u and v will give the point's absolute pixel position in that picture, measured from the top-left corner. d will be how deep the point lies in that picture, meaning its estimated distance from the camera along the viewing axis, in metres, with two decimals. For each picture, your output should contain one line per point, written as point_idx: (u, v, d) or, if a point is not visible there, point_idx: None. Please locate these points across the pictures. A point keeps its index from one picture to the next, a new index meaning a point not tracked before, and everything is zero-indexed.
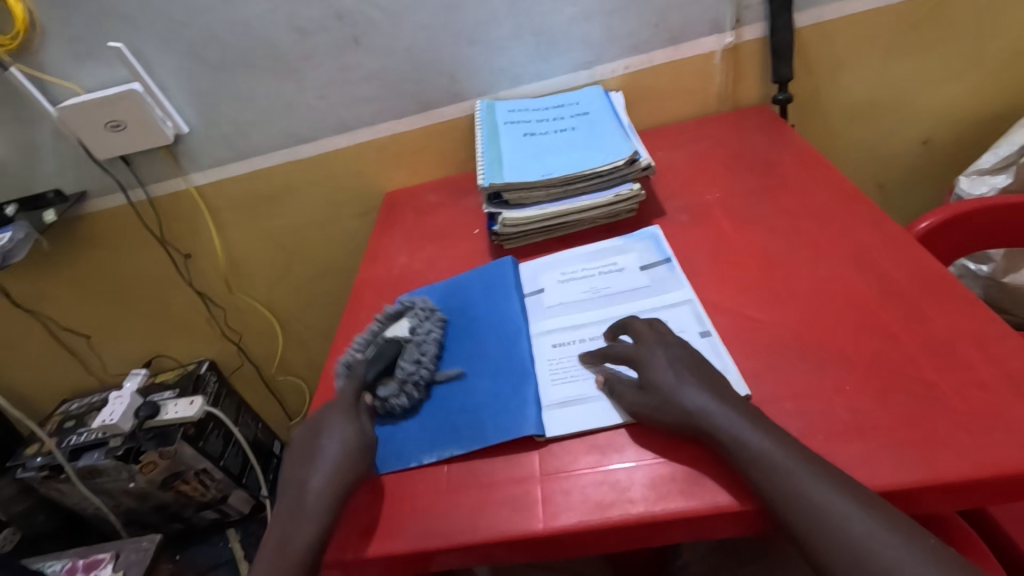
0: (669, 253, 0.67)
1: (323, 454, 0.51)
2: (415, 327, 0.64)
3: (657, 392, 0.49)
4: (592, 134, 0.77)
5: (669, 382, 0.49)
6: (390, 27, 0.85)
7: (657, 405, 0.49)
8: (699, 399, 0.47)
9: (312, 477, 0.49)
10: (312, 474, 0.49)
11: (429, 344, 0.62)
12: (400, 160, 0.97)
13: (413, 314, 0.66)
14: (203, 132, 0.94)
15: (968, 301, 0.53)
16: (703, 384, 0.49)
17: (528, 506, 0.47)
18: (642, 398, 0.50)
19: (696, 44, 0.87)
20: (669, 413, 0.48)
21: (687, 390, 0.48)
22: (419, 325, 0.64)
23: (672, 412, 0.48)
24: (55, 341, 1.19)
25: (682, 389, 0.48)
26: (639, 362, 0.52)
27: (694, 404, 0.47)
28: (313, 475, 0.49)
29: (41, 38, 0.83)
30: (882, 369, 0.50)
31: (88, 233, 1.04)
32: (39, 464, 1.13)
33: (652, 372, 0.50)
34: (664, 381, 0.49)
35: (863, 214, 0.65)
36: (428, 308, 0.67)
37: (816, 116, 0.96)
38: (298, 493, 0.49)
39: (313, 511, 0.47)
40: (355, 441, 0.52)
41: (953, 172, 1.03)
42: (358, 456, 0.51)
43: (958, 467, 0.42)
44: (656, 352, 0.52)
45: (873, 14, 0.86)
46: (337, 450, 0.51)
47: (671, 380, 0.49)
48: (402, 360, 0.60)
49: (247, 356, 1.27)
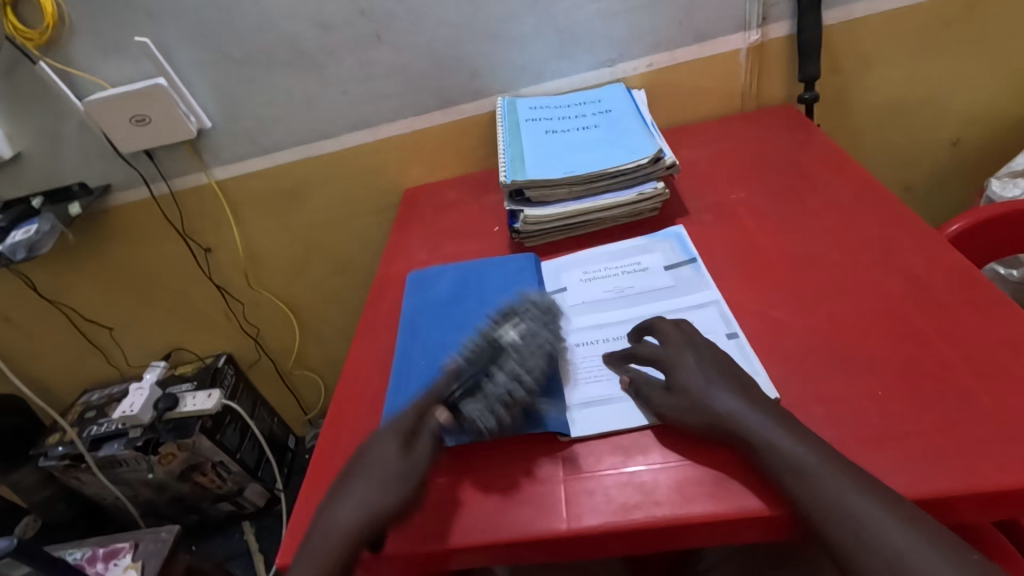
0: (694, 253, 0.66)
1: (370, 477, 0.47)
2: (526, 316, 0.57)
3: (683, 393, 0.49)
4: (615, 131, 0.77)
5: (700, 383, 0.49)
6: (412, 23, 0.85)
7: (684, 407, 0.48)
8: (729, 401, 0.47)
9: (362, 480, 0.47)
10: (365, 482, 0.47)
11: (532, 355, 0.53)
12: (420, 157, 0.97)
13: (529, 315, 0.57)
14: (226, 126, 0.94)
15: (1004, 305, 0.52)
16: (730, 386, 0.48)
17: (551, 506, 0.47)
18: (669, 400, 0.49)
19: (721, 41, 0.86)
20: (695, 415, 0.47)
21: (716, 391, 0.48)
22: (529, 329, 0.55)
23: (698, 414, 0.47)
24: (78, 332, 1.20)
25: (712, 392, 0.48)
26: (667, 363, 0.51)
27: (724, 406, 0.46)
28: (360, 488, 0.47)
29: (69, 32, 0.84)
30: (915, 374, 0.49)
31: (111, 226, 1.05)
32: (60, 453, 1.14)
33: (681, 373, 0.50)
34: (693, 381, 0.49)
35: (894, 215, 0.64)
36: (544, 306, 0.58)
37: (842, 115, 0.94)
38: (330, 519, 0.46)
39: (339, 542, 0.45)
40: (413, 464, 0.48)
41: (983, 173, 1.01)
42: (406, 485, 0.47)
43: (996, 476, 0.41)
44: (687, 354, 0.51)
45: (904, 12, 0.84)
46: (387, 466, 0.47)
47: (701, 384, 0.48)
48: (497, 364, 0.52)
49: (264, 350, 1.28)
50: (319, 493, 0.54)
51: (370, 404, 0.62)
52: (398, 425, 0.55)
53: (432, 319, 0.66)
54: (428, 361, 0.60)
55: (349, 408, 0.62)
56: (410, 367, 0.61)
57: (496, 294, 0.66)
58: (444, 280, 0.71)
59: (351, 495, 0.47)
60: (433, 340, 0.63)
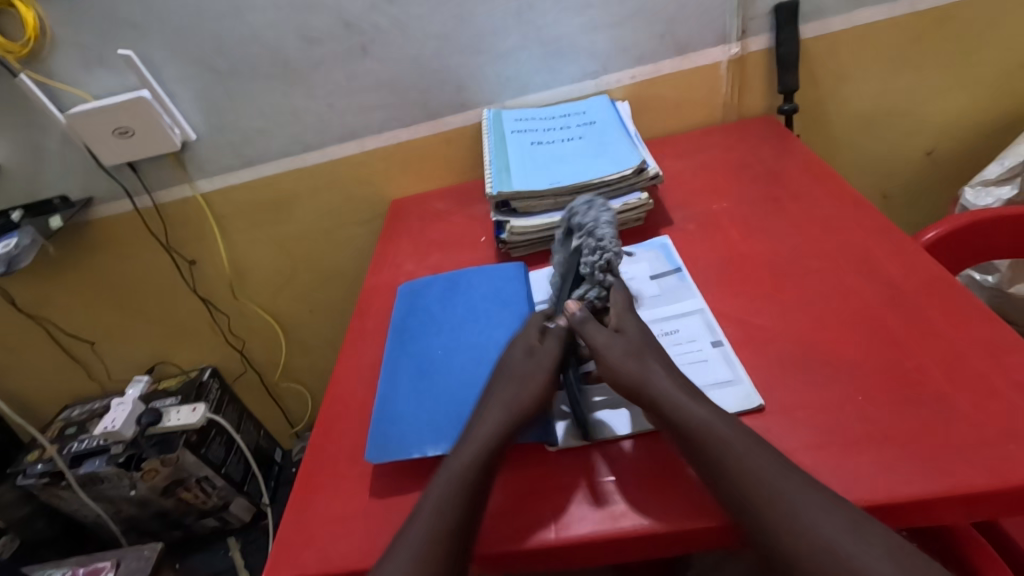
0: (678, 263, 0.67)
1: (506, 394, 0.52)
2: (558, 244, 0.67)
3: (609, 350, 0.53)
4: (600, 142, 0.78)
5: (637, 355, 0.52)
6: (398, 36, 0.86)
7: (609, 361, 0.52)
8: (664, 381, 0.50)
9: (496, 397, 0.53)
10: (497, 399, 0.52)
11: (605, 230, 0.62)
12: (407, 168, 0.97)
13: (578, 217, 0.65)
14: (211, 138, 0.94)
15: (979, 311, 0.53)
16: (673, 376, 0.51)
17: (539, 516, 0.47)
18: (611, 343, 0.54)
19: (702, 54, 0.88)
20: (621, 377, 0.51)
21: (652, 370, 0.51)
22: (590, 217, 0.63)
23: (623, 373, 0.51)
24: (58, 347, 1.18)
25: (645, 365, 0.51)
26: (611, 334, 0.55)
27: (661, 387, 0.49)
28: (501, 407, 0.51)
29: (51, 45, 0.84)
30: (894, 379, 0.50)
31: (94, 238, 1.04)
32: (40, 470, 1.12)
33: (618, 341, 0.54)
34: (625, 349, 0.53)
35: (872, 223, 0.65)
36: (586, 203, 0.65)
37: (820, 125, 0.96)
38: (467, 436, 0.50)
39: (485, 454, 0.48)
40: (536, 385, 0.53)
41: (958, 181, 1.04)
42: (538, 402, 0.52)
43: (974, 478, 0.42)
44: (629, 331, 0.55)
45: (878, 26, 0.86)
46: (523, 379, 0.53)
47: (628, 353, 0.52)
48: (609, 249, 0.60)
49: (250, 363, 1.26)
50: (307, 507, 0.54)
51: (358, 417, 0.62)
52: (382, 429, 0.56)
53: (421, 325, 0.67)
54: (416, 366, 0.62)
55: (337, 420, 0.62)
56: (398, 374, 0.62)
57: (486, 306, 0.67)
58: (433, 289, 0.72)
59: (490, 411, 0.51)
60: (422, 347, 0.64)
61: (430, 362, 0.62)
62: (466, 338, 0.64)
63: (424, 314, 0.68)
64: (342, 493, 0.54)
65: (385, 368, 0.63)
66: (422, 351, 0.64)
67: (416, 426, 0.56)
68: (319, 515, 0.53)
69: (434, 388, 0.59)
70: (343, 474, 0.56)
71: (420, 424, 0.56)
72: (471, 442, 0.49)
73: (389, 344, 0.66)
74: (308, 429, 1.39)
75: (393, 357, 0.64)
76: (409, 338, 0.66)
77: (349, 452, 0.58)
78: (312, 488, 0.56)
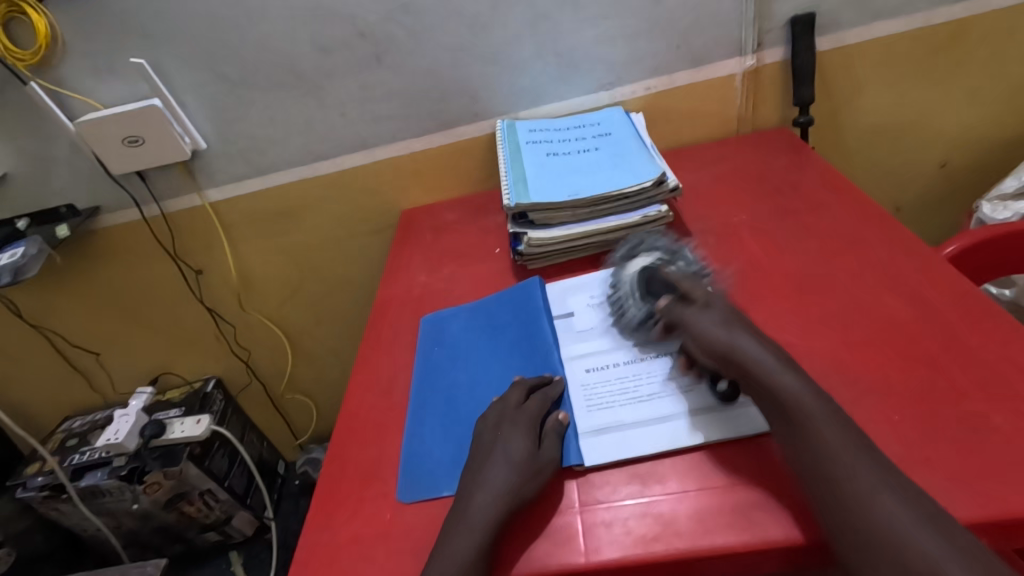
0: (700, 276, 0.67)
1: (504, 453, 0.50)
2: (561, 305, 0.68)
3: (701, 317, 0.54)
4: (617, 154, 0.77)
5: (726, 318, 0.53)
6: (412, 46, 0.85)
7: (696, 326, 0.53)
8: (770, 358, 0.49)
9: (490, 476, 0.49)
10: (489, 479, 0.49)
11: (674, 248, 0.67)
12: (419, 178, 0.96)
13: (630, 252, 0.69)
14: (221, 147, 0.93)
15: (1013, 328, 0.52)
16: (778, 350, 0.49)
17: (568, 540, 0.46)
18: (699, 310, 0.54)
19: (717, 66, 0.87)
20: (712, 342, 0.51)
21: (739, 340, 0.51)
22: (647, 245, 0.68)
23: (709, 332, 0.52)
24: (61, 357, 1.17)
25: (740, 333, 0.51)
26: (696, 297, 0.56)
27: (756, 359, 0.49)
28: (501, 467, 0.49)
29: (62, 53, 0.83)
30: (930, 398, 0.49)
31: (100, 248, 1.03)
32: (40, 483, 1.10)
33: (702, 305, 0.55)
34: (717, 314, 0.53)
35: (896, 237, 0.65)
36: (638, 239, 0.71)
37: (835, 137, 0.96)
38: (469, 496, 0.48)
39: (488, 519, 0.46)
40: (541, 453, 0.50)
41: (972, 194, 1.03)
42: (543, 463, 0.50)
43: (1016, 502, 0.41)
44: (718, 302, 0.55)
45: (893, 39, 0.86)
46: (522, 459, 0.50)
47: (720, 321, 0.52)
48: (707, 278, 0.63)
49: (255, 374, 1.25)
50: (324, 528, 0.53)
51: (375, 434, 0.60)
52: (410, 466, 0.55)
53: (444, 359, 0.66)
54: (444, 399, 0.61)
55: (353, 437, 0.61)
56: (422, 407, 0.61)
57: (507, 330, 0.66)
58: (457, 320, 0.70)
59: (490, 470, 0.50)
60: (446, 379, 0.63)
61: (456, 393, 0.61)
62: (492, 370, 0.63)
63: (445, 343, 0.68)
64: (362, 514, 0.53)
65: (411, 403, 0.62)
66: (446, 382, 0.63)
67: (446, 459, 0.55)
68: (338, 536, 0.52)
69: (461, 420, 0.58)
70: (362, 493, 0.55)
71: (447, 460, 0.55)
72: (467, 527, 0.46)
73: (411, 377, 0.65)
74: (313, 441, 1.37)
75: (417, 386, 0.63)
76: (433, 369, 0.65)
77: (366, 469, 0.57)
78: (329, 507, 0.54)
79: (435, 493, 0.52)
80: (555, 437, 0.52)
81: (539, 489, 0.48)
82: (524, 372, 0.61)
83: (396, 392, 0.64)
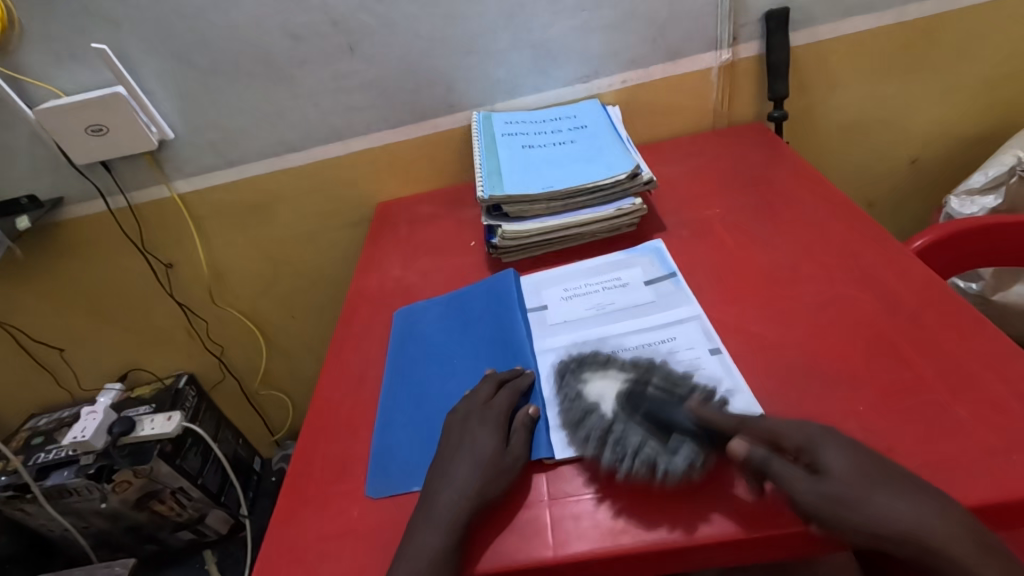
0: (673, 268, 0.67)
1: (473, 448, 0.50)
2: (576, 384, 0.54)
3: (844, 489, 0.40)
4: (592, 147, 0.77)
5: None
6: (386, 36, 0.84)
7: (849, 505, 0.40)
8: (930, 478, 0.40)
9: (458, 472, 0.48)
10: (457, 476, 0.48)
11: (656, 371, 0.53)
12: (394, 170, 0.95)
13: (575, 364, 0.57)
14: (189, 137, 0.91)
15: (975, 320, 0.53)
16: None
17: (537, 533, 0.46)
18: (816, 487, 0.41)
19: (693, 60, 0.87)
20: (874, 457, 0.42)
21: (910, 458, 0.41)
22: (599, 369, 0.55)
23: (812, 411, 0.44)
24: (25, 353, 1.13)
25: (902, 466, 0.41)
26: (808, 460, 0.43)
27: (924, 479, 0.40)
28: (470, 462, 0.49)
29: (19, 37, 0.80)
30: (894, 389, 0.49)
31: (64, 240, 1.00)
32: (3, 484, 1.06)
33: (837, 472, 0.41)
34: (845, 485, 0.40)
35: (866, 231, 0.65)
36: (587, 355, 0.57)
37: (809, 132, 0.97)
38: (437, 489, 0.48)
39: (455, 514, 0.46)
40: (510, 447, 0.50)
41: (940, 190, 1.05)
42: (513, 458, 0.49)
43: (975, 490, 0.41)
44: (823, 441, 0.43)
45: (866, 35, 0.87)
46: (490, 454, 0.49)
47: (845, 449, 0.43)
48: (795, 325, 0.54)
49: (229, 370, 1.23)
50: (292, 524, 0.52)
51: (344, 429, 0.59)
52: (379, 460, 0.55)
53: (417, 353, 0.65)
54: (415, 394, 0.60)
55: (324, 432, 0.60)
56: (393, 402, 0.60)
57: (480, 323, 0.66)
58: (431, 313, 0.70)
59: (459, 464, 0.49)
60: (418, 374, 0.62)
61: (427, 388, 0.61)
62: (464, 363, 0.62)
63: (417, 338, 0.67)
64: (331, 510, 0.52)
65: (382, 398, 0.61)
66: (417, 377, 0.62)
67: (416, 454, 0.54)
68: (306, 532, 0.51)
69: (431, 414, 0.58)
70: (330, 489, 0.54)
71: (416, 454, 0.54)
72: (432, 525, 0.45)
73: (381, 373, 0.64)
74: (289, 438, 1.36)
75: (388, 381, 0.63)
76: (404, 364, 0.64)
77: (336, 465, 0.56)
78: (298, 504, 0.53)
79: (404, 488, 0.52)
80: (526, 434, 0.51)
81: (509, 484, 0.48)
82: (495, 365, 0.61)
83: (368, 386, 0.63)
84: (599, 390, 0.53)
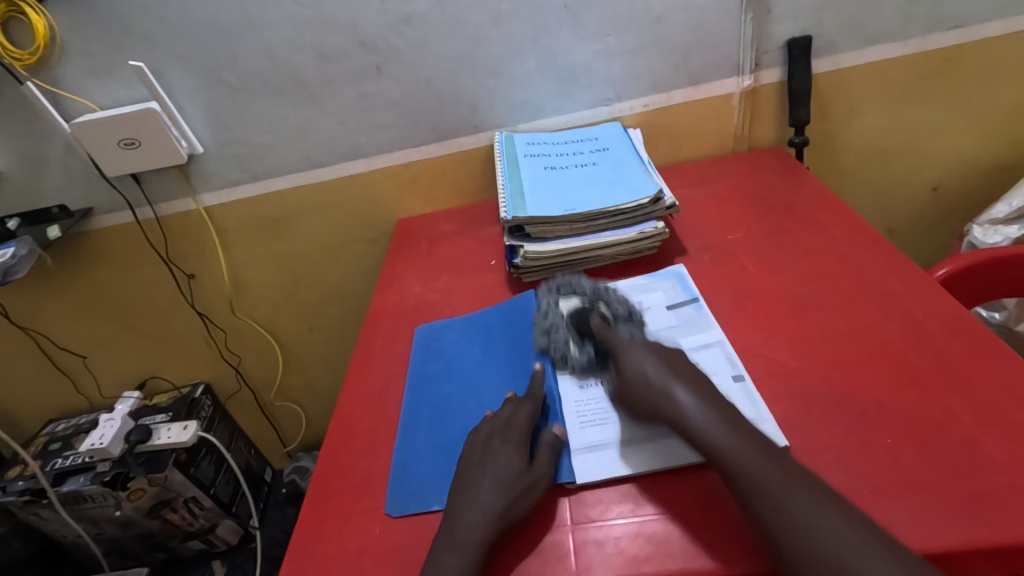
0: (695, 293, 0.67)
1: (497, 467, 0.50)
2: (552, 304, 0.64)
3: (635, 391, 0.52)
4: (614, 169, 0.78)
5: None
6: (413, 57, 0.85)
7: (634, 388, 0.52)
8: (702, 416, 0.48)
9: (482, 492, 0.49)
10: (479, 497, 0.48)
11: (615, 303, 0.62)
12: (416, 188, 0.96)
13: (570, 288, 0.65)
14: (217, 152, 0.93)
15: (1005, 353, 0.52)
16: None
17: (559, 558, 0.46)
18: (621, 386, 0.54)
19: (715, 85, 0.88)
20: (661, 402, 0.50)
21: (676, 389, 0.50)
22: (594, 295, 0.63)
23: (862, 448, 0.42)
24: (47, 359, 1.15)
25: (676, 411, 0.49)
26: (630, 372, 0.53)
27: (717, 438, 0.46)
28: (494, 480, 0.49)
29: (60, 53, 0.82)
30: (922, 421, 0.49)
31: (92, 249, 1.02)
32: (20, 488, 1.07)
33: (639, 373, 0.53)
34: (636, 388, 0.52)
35: (891, 259, 0.65)
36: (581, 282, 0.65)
37: (830, 158, 0.97)
38: (461, 508, 0.48)
39: (480, 536, 0.46)
40: (534, 469, 0.50)
41: (961, 217, 1.04)
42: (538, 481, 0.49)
43: (1008, 529, 0.40)
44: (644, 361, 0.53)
45: (888, 64, 0.88)
46: (516, 475, 0.49)
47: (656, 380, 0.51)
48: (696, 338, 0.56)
49: (245, 380, 1.24)
50: (312, 541, 0.52)
51: (364, 446, 0.60)
52: (399, 479, 0.55)
53: (437, 371, 0.65)
54: (435, 413, 0.61)
55: (344, 448, 0.60)
56: (415, 420, 0.60)
57: (503, 343, 0.66)
58: (452, 332, 0.70)
59: (483, 482, 0.49)
60: (438, 392, 0.63)
61: (448, 406, 0.61)
62: (484, 383, 0.62)
63: (438, 356, 0.67)
64: (351, 528, 0.52)
65: (402, 415, 0.61)
66: (438, 395, 0.62)
67: (435, 474, 0.54)
68: (326, 550, 0.51)
69: (452, 434, 0.58)
70: (351, 506, 0.54)
71: (436, 474, 0.54)
72: (456, 545, 0.45)
73: (402, 390, 0.65)
74: (300, 450, 1.36)
75: (409, 398, 0.63)
76: (425, 382, 0.64)
77: (356, 482, 0.56)
78: (318, 520, 0.54)
79: (424, 508, 0.51)
80: (555, 460, 0.50)
81: (534, 507, 0.48)
82: (517, 386, 0.61)
83: (389, 403, 0.64)
84: (566, 311, 0.62)
